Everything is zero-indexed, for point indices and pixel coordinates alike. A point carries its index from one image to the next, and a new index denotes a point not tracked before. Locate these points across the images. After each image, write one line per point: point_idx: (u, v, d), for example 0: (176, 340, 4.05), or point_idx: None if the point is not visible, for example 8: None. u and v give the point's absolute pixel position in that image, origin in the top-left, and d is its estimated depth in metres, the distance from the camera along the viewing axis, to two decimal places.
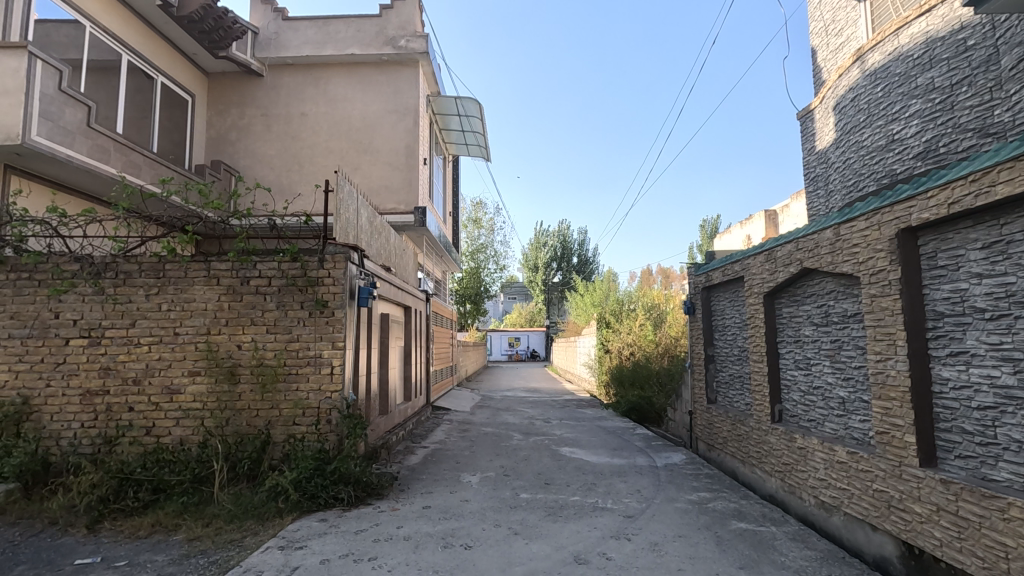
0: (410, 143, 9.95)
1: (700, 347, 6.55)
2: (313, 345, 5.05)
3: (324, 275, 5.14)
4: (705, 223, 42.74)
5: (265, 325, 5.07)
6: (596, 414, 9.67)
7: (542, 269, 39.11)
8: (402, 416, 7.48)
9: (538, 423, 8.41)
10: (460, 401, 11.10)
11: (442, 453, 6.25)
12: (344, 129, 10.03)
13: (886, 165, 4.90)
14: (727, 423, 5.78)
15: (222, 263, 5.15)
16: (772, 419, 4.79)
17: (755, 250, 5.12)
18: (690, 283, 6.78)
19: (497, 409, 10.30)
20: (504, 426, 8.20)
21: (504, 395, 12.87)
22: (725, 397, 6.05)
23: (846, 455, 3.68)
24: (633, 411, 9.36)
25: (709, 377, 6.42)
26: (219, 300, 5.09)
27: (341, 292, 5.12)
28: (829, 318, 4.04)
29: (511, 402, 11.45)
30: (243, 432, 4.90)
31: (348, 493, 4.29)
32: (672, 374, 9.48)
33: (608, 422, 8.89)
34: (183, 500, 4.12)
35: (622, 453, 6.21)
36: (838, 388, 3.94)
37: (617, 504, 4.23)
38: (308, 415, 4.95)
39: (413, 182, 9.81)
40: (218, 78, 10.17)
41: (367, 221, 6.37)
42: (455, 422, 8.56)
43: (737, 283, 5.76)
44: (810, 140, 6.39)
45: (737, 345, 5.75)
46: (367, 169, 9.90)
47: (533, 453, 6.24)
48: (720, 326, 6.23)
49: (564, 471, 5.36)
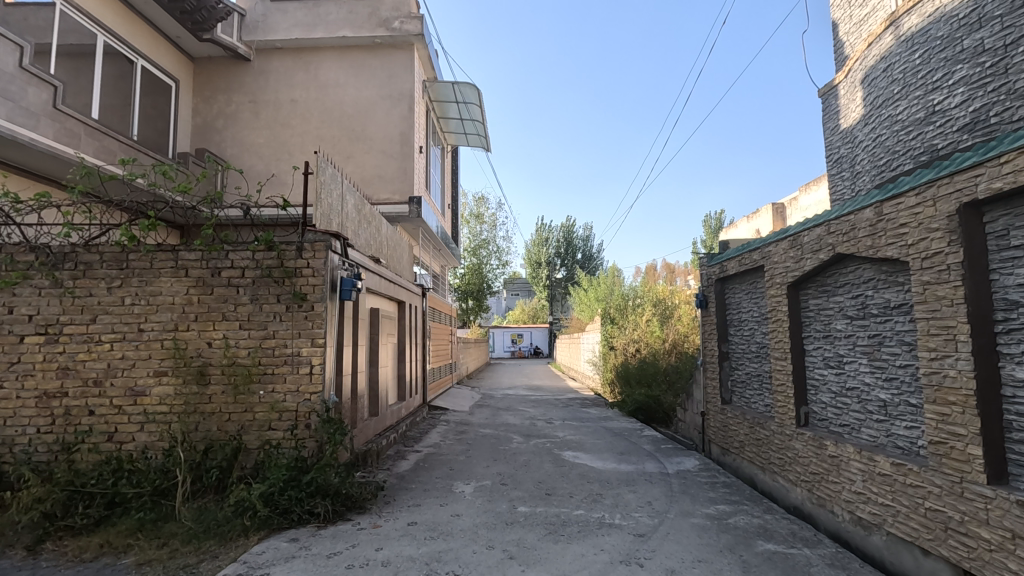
0: (405, 130, 9.48)
1: (714, 343, 6.07)
2: (290, 342, 4.60)
3: (302, 265, 4.68)
4: (710, 218, 42.23)
5: (238, 320, 4.63)
6: (601, 414, 9.19)
7: (545, 264, 38.64)
8: (395, 417, 7.03)
9: (539, 425, 7.94)
10: (459, 400, 10.66)
11: (435, 458, 5.79)
12: (336, 116, 9.57)
13: (925, 140, 4.41)
14: (744, 425, 5.30)
15: (191, 252, 4.69)
16: (797, 423, 4.31)
17: (777, 236, 4.64)
18: (703, 275, 6.31)
19: (497, 409, 9.84)
20: (504, 427, 7.74)
21: (505, 394, 12.42)
22: (742, 398, 5.57)
23: (891, 468, 3.20)
24: (640, 410, 8.90)
25: (724, 375, 5.95)
26: (188, 293, 4.65)
27: (322, 283, 4.66)
28: (867, 311, 3.56)
29: (512, 401, 11.00)
30: (213, 438, 4.45)
31: (325, 508, 3.84)
32: (682, 371, 9.01)
33: (614, 422, 8.42)
34: (139, 516, 3.65)
35: (630, 458, 5.74)
36: (878, 389, 3.47)
37: (626, 520, 3.77)
38: (284, 419, 4.50)
39: (408, 171, 9.33)
40: (204, 63, 9.70)
41: (354, 208, 5.91)
42: (453, 423, 8.11)
43: (754, 273, 5.29)
44: (833, 118, 5.90)
45: (755, 341, 5.28)
46: (360, 158, 9.44)
47: (534, 458, 5.78)
48: (736, 320, 5.76)
49: (567, 479, 4.90)
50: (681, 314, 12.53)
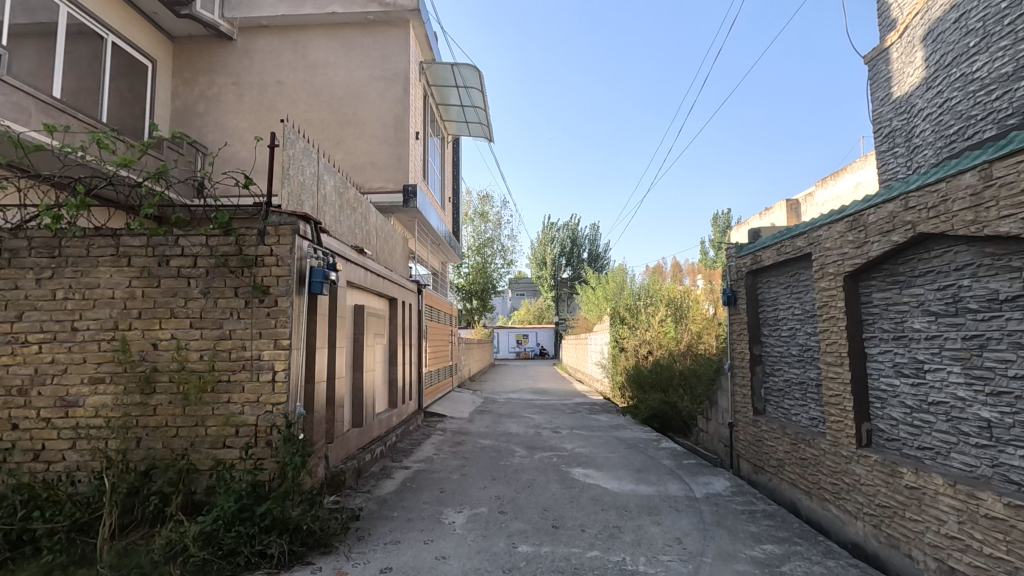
0: (399, 113, 8.76)
1: (745, 345, 5.31)
2: (250, 344, 3.89)
3: (265, 253, 3.96)
4: (719, 216, 41.33)
5: (189, 318, 3.91)
6: (612, 422, 8.42)
7: (550, 264, 37.84)
8: (383, 427, 6.31)
9: (545, 434, 7.19)
10: (459, 406, 9.95)
11: (426, 476, 5.05)
12: (325, 99, 8.87)
13: (1013, 98, 3.61)
14: (784, 442, 4.54)
15: (134, 238, 3.98)
16: (858, 443, 3.56)
17: (829, 218, 3.88)
18: (731, 267, 5.56)
19: (499, 415, 9.10)
20: (506, 437, 7.02)
21: (508, 398, 11.69)
22: (780, 409, 4.81)
23: (1006, 510, 2.44)
24: (654, 418, 8.13)
25: (756, 382, 5.19)
26: (131, 285, 3.94)
27: (288, 274, 3.95)
28: (962, 305, 2.81)
29: (516, 406, 10.25)
30: (157, 458, 3.73)
31: (280, 548, 3.12)
32: (701, 375, 8.24)
33: (627, 432, 7.67)
34: (48, 560, 2.94)
35: (649, 477, 5.00)
36: (978, 406, 2.72)
37: (654, 567, 3.02)
38: (241, 435, 3.79)
39: (403, 158, 8.62)
40: (185, 43, 8.99)
41: (334, 191, 5.20)
42: (450, 432, 7.38)
43: (796, 264, 4.53)
44: (884, 86, 5.12)
45: (797, 343, 4.51)
46: (351, 144, 8.74)
47: (538, 476, 5.05)
48: (772, 318, 5.00)
49: (577, 506, 4.15)
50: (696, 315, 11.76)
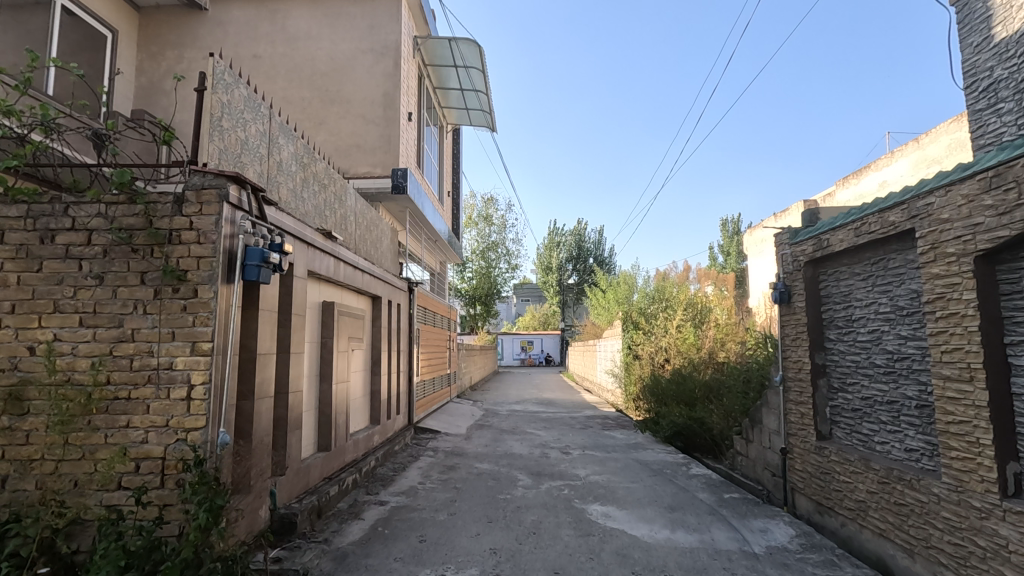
0: (389, 90, 7.80)
1: (803, 353, 4.28)
2: (158, 348, 2.87)
3: (183, 227, 2.95)
4: (729, 220, 40.28)
5: (78, 313, 2.90)
6: (629, 440, 7.38)
7: (556, 268, 36.78)
8: (360, 448, 5.28)
9: (553, 456, 6.15)
10: (456, 418, 8.93)
11: (404, 515, 4.02)
12: (306, 75, 7.93)
13: None
14: (867, 479, 3.49)
15: (11, 207, 2.97)
16: (1003, 492, 2.52)
17: (946, 180, 2.84)
18: (783, 257, 4.53)
19: (500, 430, 8.07)
20: (507, 460, 5.99)
21: (511, 410, 10.65)
22: (857, 435, 3.77)
23: None
24: (678, 436, 7.10)
25: (819, 399, 4.16)
26: (3, 270, 2.93)
27: (213, 256, 2.94)
28: None
29: (519, 419, 9.21)
30: (25, 505, 2.71)
31: None
32: (730, 386, 7.19)
33: (648, 453, 6.62)
34: None
35: (686, 520, 3.95)
36: None
37: None
38: (142, 474, 2.77)
39: (392, 139, 7.66)
40: (150, 13, 7.87)
41: (295, 160, 4.20)
42: (442, 453, 6.35)
43: (881, 248, 3.50)
44: (981, 28, 4.09)
45: (885, 351, 3.48)
46: (335, 124, 7.80)
47: (546, 516, 4.02)
48: (841, 320, 3.98)
49: (600, 566, 3.11)
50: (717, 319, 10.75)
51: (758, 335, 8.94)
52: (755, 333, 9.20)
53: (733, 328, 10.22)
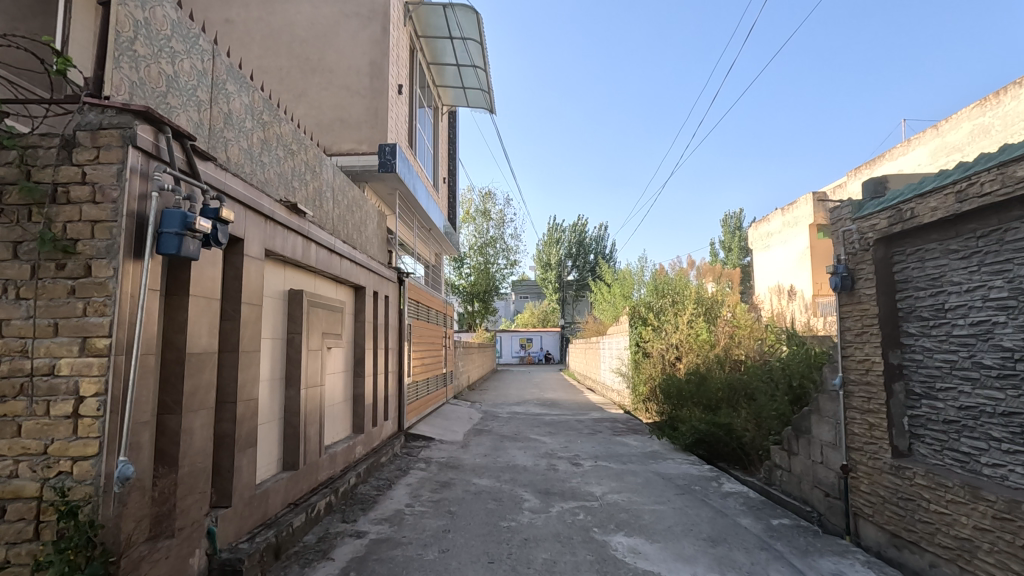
0: (376, 59, 6.99)
1: (873, 351, 3.50)
2: (36, 347, 2.09)
3: (73, 182, 2.16)
4: (731, 216, 39.57)
5: None
6: (644, 448, 6.62)
7: (555, 265, 36.03)
8: (337, 464, 4.50)
9: (562, 470, 5.38)
10: (452, 423, 8.15)
11: (384, 553, 3.23)
12: (284, 42, 7.10)
13: None
14: (978, 512, 2.72)
15: None
16: None
17: None
18: (846, 234, 3.75)
19: (501, 437, 7.29)
20: (510, 475, 5.20)
21: (512, 412, 9.86)
22: (954, 454, 3.01)
23: None
24: (701, 443, 6.36)
25: (894, 408, 3.39)
26: None
27: (114, 220, 2.15)
28: None
29: (521, 423, 8.44)
30: None
31: None
32: (756, 387, 6.45)
33: (668, 463, 5.86)
34: None
35: (736, 559, 3.17)
36: None
37: None
38: (7, 521, 1.98)
39: (380, 113, 6.87)
40: None
41: (249, 112, 3.40)
42: (436, 465, 5.56)
43: (998, 216, 2.73)
44: None
45: (1002, 349, 2.72)
46: (315, 97, 7.01)
47: (561, 554, 3.23)
48: (928, 309, 3.21)
49: None
50: (732, 313, 10.02)
51: (780, 330, 8.21)
52: (774, 328, 8.50)
53: (750, 323, 9.48)
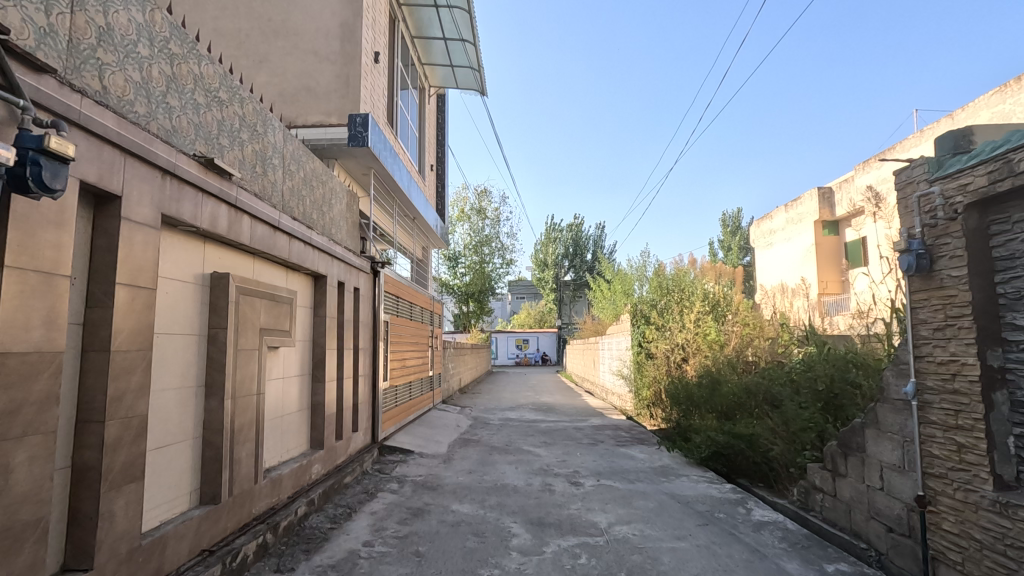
0: (347, 19, 6.14)
1: (964, 350, 2.68)
2: None
3: None
4: (731, 215, 38.85)
5: None
6: (654, 462, 5.79)
7: (553, 264, 35.26)
8: (281, 490, 3.65)
9: (559, 493, 4.54)
10: (436, 432, 7.31)
11: None
12: (244, 1, 6.24)
13: None
14: None
15: None
16: None
17: None
18: (923, 201, 2.94)
19: (490, 449, 6.45)
20: (496, 499, 4.36)
21: (504, 419, 9.01)
22: None
23: None
24: (719, 457, 5.54)
25: (996, 426, 2.58)
26: None
27: None
28: None
29: (513, 432, 7.61)
30: None
31: None
32: (781, 393, 5.66)
33: (682, 482, 5.03)
34: None
35: None
36: None
37: None
38: None
39: (351, 80, 6.03)
40: None
41: (144, 33, 2.57)
42: (410, 486, 4.72)
43: None
44: None
45: None
46: (279, 63, 6.17)
47: None
48: None
49: None
50: (743, 310, 9.25)
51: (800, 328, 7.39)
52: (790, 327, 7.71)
53: (763, 321, 8.67)
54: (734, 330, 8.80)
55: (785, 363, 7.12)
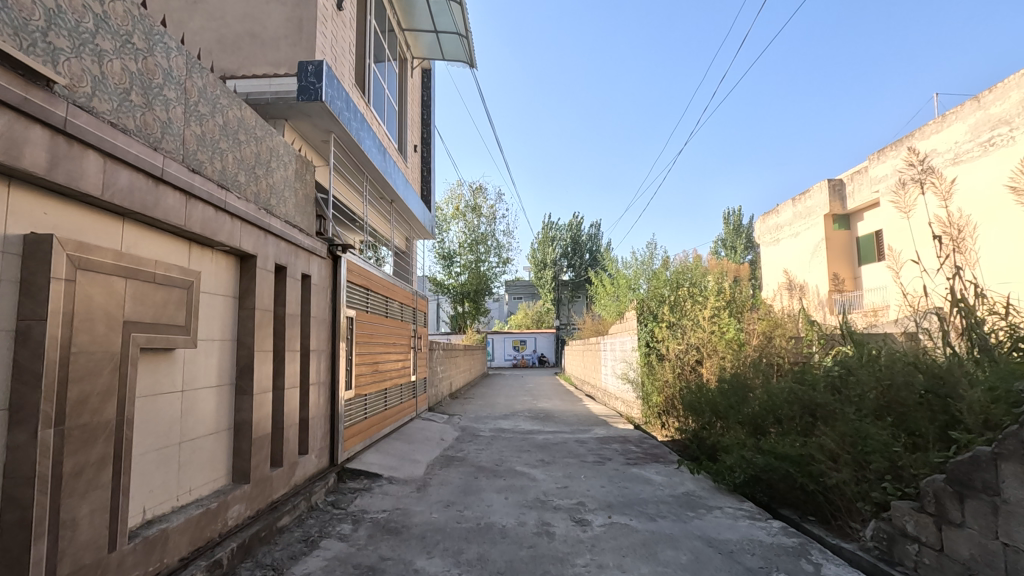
0: None
1: None
2: None
3: None
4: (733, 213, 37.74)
5: None
6: (676, 489, 4.71)
7: (551, 263, 34.27)
8: (165, 552, 2.57)
9: (560, 539, 3.47)
10: (414, 448, 6.22)
11: None
12: None
13: None
14: None
15: None
16: None
17: None
18: None
19: (476, 470, 5.37)
20: (475, 551, 3.28)
21: (496, 430, 7.93)
22: None
23: None
24: (757, 483, 4.49)
25: None
26: None
27: None
28: None
29: (505, 447, 6.52)
30: None
31: None
32: (826, 401, 4.58)
33: (716, 516, 3.97)
34: None
35: None
36: None
37: None
38: None
39: (303, 23, 4.94)
40: None
41: None
42: (366, 529, 3.63)
43: None
44: None
45: None
46: (217, 4, 5.09)
47: None
48: None
49: None
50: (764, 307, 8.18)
51: (833, 326, 6.37)
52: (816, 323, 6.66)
53: (786, 317, 7.62)
54: (756, 328, 7.73)
55: (815, 367, 6.03)
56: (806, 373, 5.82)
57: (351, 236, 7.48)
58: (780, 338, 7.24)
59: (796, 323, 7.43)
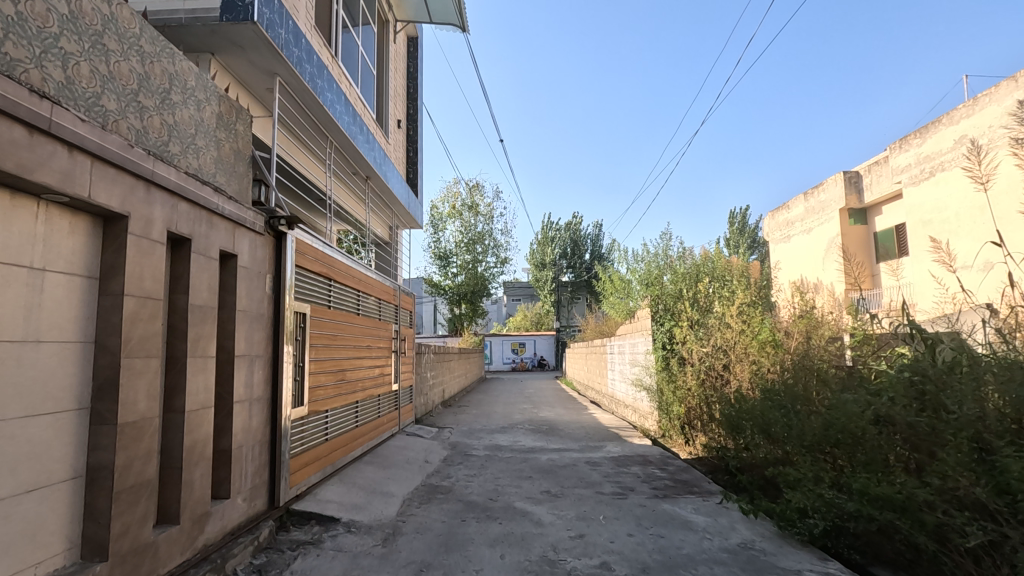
0: None
1: None
2: None
3: None
4: (738, 212, 36.48)
5: None
6: (731, 539, 3.53)
7: (551, 263, 33.07)
8: None
9: None
10: (390, 476, 5.03)
11: None
12: None
13: None
14: None
15: None
16: None
17: None
18: None
19: (464, 509, 4.17)
20: None
21: (492, 448, 6.74)
22: None
23: None
24: (845, 534, 3.28)
25: None
26: None
27: None
28: None
29: (502, 473, 5.33)
30: None
31: None
32: (907, 417, 3.39)
33: None
34: None
35: None
36: None
37: None
38: None
39: None
40: None
41: None
42: None
43: None
44: None
45: None
46: None
47: None
48: None
49: None
50: (791, 299, 6.74)
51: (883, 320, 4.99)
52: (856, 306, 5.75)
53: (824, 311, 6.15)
54: (790, 325, 6.44)
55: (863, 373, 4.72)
56: (866, 381, 4.53)
57: (321, 222, 6.67)
58: (818, 336, 5.86)
59: (839, 316, 5.99)
